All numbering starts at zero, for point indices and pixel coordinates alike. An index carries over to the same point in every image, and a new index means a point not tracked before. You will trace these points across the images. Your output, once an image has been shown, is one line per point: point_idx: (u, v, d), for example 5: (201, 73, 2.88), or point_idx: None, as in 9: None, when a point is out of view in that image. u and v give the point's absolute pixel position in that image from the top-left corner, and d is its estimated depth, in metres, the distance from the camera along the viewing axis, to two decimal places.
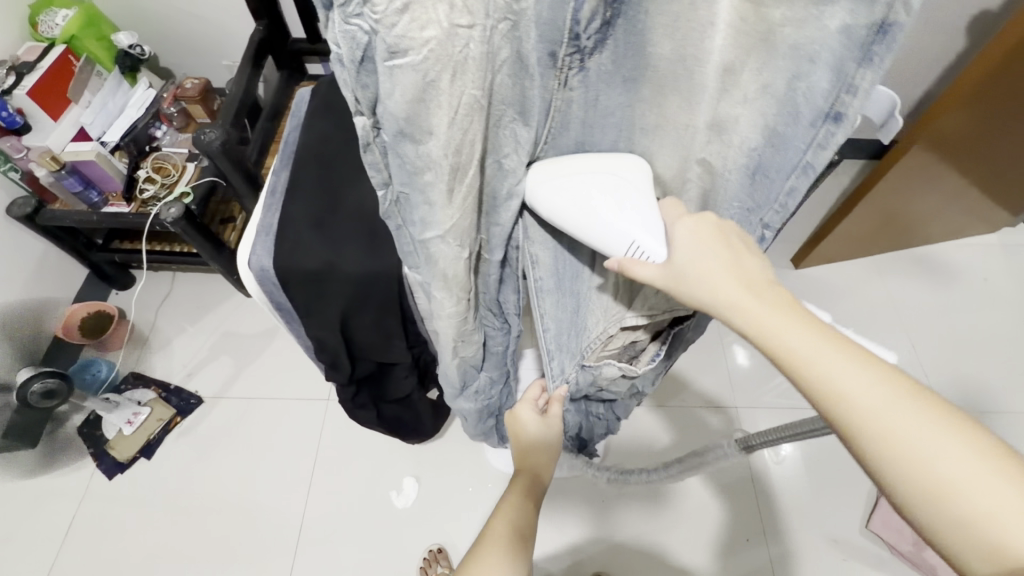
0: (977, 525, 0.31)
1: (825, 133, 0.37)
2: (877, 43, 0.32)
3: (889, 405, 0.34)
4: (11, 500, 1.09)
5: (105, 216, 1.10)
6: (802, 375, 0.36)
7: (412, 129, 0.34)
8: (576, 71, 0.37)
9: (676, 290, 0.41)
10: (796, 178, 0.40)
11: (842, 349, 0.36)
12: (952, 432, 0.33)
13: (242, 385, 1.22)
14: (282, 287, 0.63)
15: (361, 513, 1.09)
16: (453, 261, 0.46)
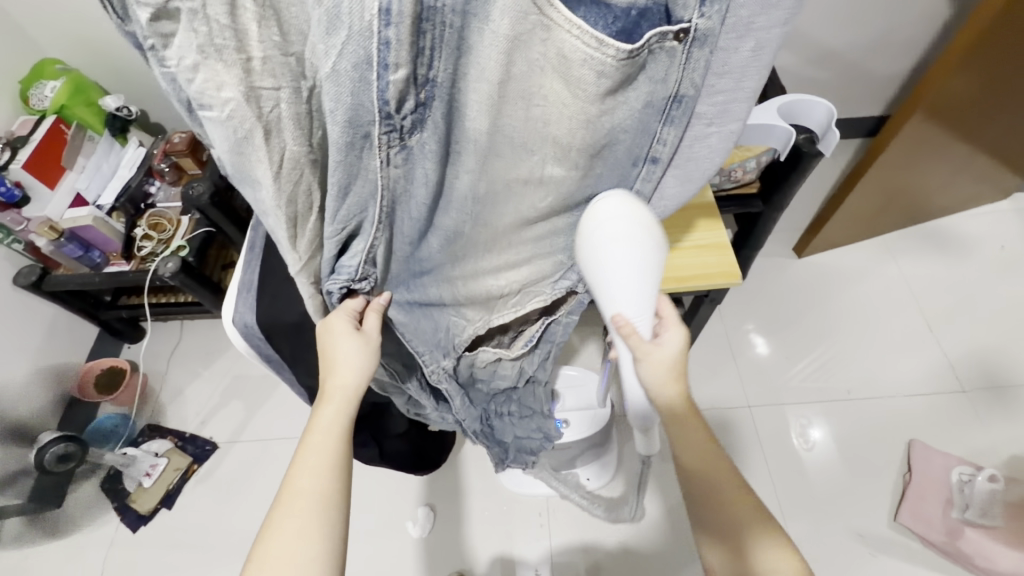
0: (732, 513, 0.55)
1: (648, 170, 0.44)
2: (674, 108, 0.39)
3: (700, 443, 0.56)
4: (38, 560, 1.11)
5: (108, 276, 1.13)
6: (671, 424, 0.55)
7: (240, 176, 0.36)
8: (398, 150, 0.35)
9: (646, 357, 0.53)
10: (629, 204, 0.46)
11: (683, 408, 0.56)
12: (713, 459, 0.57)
13: (255, 428, 1.23)
14: (270, 341, 0.63)
15: (380, 546, 1.09)
16: (310, 288, 0.48)
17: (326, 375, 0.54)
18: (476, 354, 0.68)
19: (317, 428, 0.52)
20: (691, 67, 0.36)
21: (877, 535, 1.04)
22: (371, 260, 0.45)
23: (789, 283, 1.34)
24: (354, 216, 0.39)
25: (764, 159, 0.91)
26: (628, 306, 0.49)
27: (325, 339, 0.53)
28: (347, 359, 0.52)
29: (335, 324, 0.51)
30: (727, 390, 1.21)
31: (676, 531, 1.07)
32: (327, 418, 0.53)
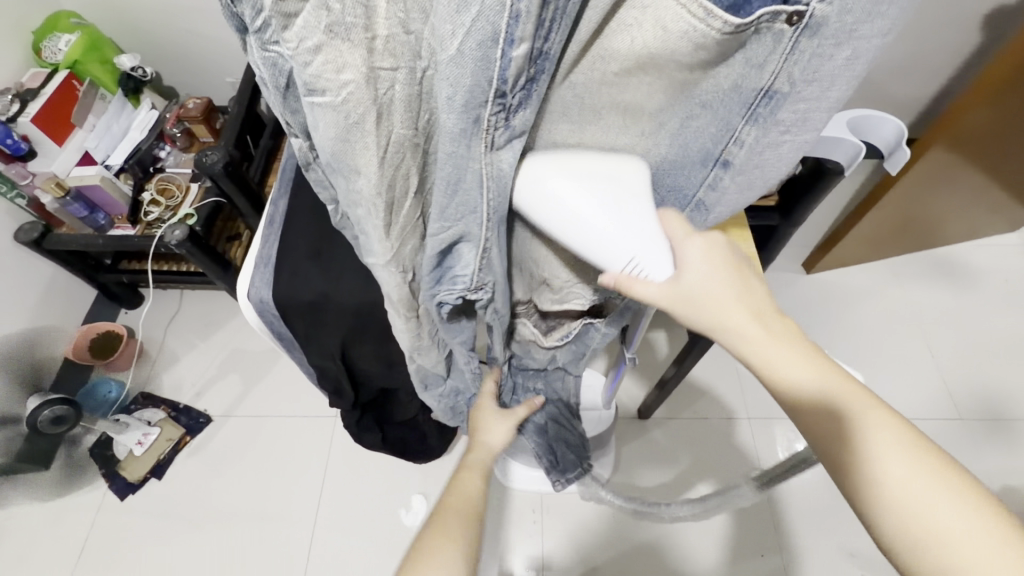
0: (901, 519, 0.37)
1: (716, 176, 0.41)
2: (763, 104, 0.34)
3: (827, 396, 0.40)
4: (23, 520, 1.09)
5: (111, 238, 1.10)
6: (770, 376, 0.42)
7: (340, 165, 0.33)
8: (503, 135, 0.30)
9: (678, 308, 0.41)
10: (692, 211, 0.44)
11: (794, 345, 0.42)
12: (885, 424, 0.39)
13: (250, 403, 1.22)
14: (282, 317, 0.62)
15: (371, 529, 1.08)
16: (397, 287, 0.44)
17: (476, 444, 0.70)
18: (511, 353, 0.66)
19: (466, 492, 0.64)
20: (794, 58, 0.31)
21: (863, 553, 1.05)
22: (482, 268, 0.40)
23: (796, 299, 1.34)
24: (462, 217, 0.35)
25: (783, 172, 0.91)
26: (609, 254, 0.38)
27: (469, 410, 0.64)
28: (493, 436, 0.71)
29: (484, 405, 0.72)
30: (726, 400, 1.21)
31: (668, 537, 1.08)
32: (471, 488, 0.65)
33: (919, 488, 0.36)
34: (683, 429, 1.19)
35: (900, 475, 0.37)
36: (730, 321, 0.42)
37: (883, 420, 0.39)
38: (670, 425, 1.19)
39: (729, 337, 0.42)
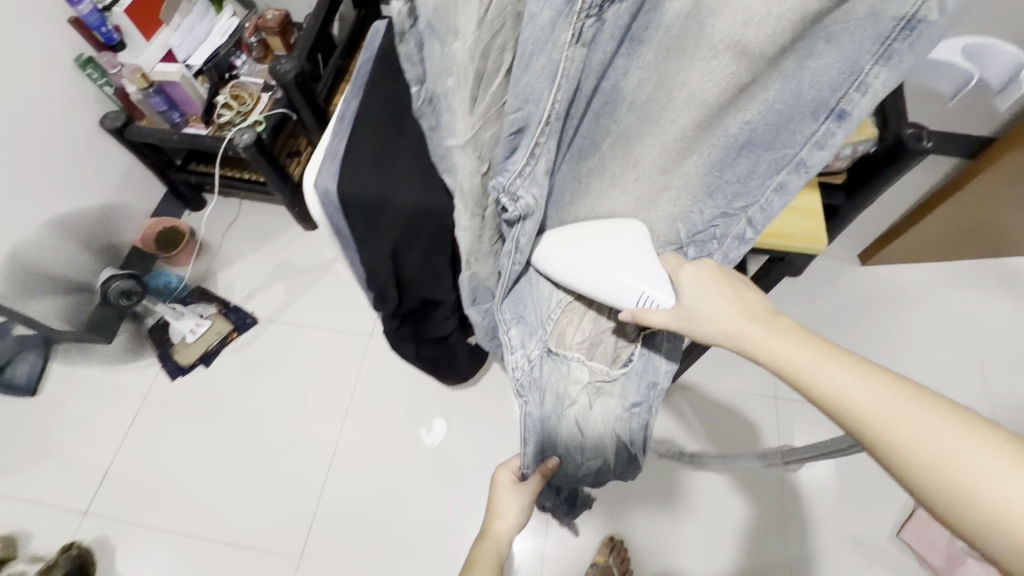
0: (964, 492, 0.35)
1: (828, 130, 0.46)
2: (899, 40, 0.39)
3: (856, 385, 0.41)
4: (85, 384, 1.20)
5: (184, 136, 1.15)
6: (796, 375, 0.45)
7: (441, 26, 0.38)
8: (594, 20, 0.35)
9: (684, 327, 0.53)
10: (788, 172, 0.51)
11: (809, 345, 0.46)
12: (918, 403, 0.39)
13: (293, 312, 1.29)
14: (343, 212, 0.64)
15: (393, 443, 1.13)
16: (469, 176, 0.47)
17: (490, 520, 0.73)
18: (563, 360, 0.73)
19: (479, 558, 0.68)
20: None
21: (872, 544, 1.04)
22: (532, 173, 0.43)
23: (843, 289, 1.30)
24: (529, 103, 0.38)
25: (860, 148, 0.96)
26: (618, 284, 0.56)
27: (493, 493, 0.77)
28: (506, 508, 0.74)
29: (501, 476, 0.77)
30: (754, 377, 1.20)
31: (675, 497, 1.09)
32: (487, 551, 0.69)
33: (956, 443, 0.36)
34: (705, 398, 1.19)
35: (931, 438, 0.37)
36: (734, 327, 0.50)
37: (913, 400, 0.39)
38: (693, 392, 1.20)
39: (739, 340, 0.50)
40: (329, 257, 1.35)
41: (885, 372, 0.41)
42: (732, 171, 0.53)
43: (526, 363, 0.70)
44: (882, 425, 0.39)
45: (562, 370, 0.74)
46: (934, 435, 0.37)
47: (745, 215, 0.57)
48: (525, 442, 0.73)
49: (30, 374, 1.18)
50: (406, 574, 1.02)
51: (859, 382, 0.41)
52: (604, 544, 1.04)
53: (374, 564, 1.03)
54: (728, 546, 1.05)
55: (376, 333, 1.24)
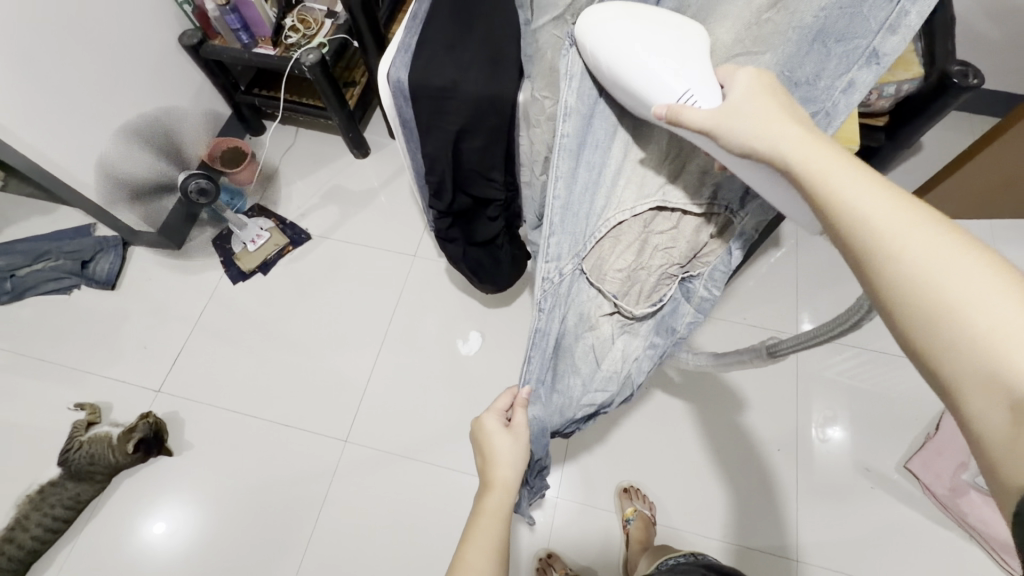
0: (990, 342, 0.30)
1: (900, 13, 0.48)
2: None
3: (885, 210, 0.37)
4: (159, 282, 1.34)
5: (255, 55, 1.23)
6: (819, 190, 0.40)
7: None
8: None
9: (718, 126, 0.48)
10: (860, 68, 0.51)
11: (856, 173, 0.40)
12: (959, 250, 0.33)
13: (344, 230, 1.38)
14: (412, 101, 0.71)
15: (431, 352, 1.23)
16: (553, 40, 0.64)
17: (489, 469, 0.61)
18: (596, 292, 0.70)
19: (487, 513, 0.58)
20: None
21: (881, 473, 1.10)
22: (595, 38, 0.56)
23: None
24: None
25: (904, 87, 0.97)
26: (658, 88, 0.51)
27: (478, 437, 0.64)
28: (503, 454, 0.62)
29: (488, 421, 0.64)
30: (775, 316, 1.26)
31: (691, 414, 1.17)
32: (495, 503, 0.59)
33: (977, 288, 0.32)
34: (724, 333, 1.25)
35: (947, 271, 0.33)
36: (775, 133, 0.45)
37: (950, 241, 0.34)
38: (715, 326, 1.26)
39: (770, 150, 0.45)
40: (379, 183, 1.44)
41: (891, 188, 0.38)
42: (801, 72, 0.54)
43: (558, 275, 0.65)
44: (888, 238, 0.35)
45: (589, 294, 0.70)
46: (957, 271, 0.33)
47: (810, 123, 0.55)
48: (529, 359, 0.64)
49: (110, 269, 1.32)
50: (439, 462, 1.13)
51: (891, 212, 0.36)
52: (625, 498, 1.09)
53: (411, 451, 1.14)
54: (737, 462, 1.13)
55: (420, 254, 1.33)
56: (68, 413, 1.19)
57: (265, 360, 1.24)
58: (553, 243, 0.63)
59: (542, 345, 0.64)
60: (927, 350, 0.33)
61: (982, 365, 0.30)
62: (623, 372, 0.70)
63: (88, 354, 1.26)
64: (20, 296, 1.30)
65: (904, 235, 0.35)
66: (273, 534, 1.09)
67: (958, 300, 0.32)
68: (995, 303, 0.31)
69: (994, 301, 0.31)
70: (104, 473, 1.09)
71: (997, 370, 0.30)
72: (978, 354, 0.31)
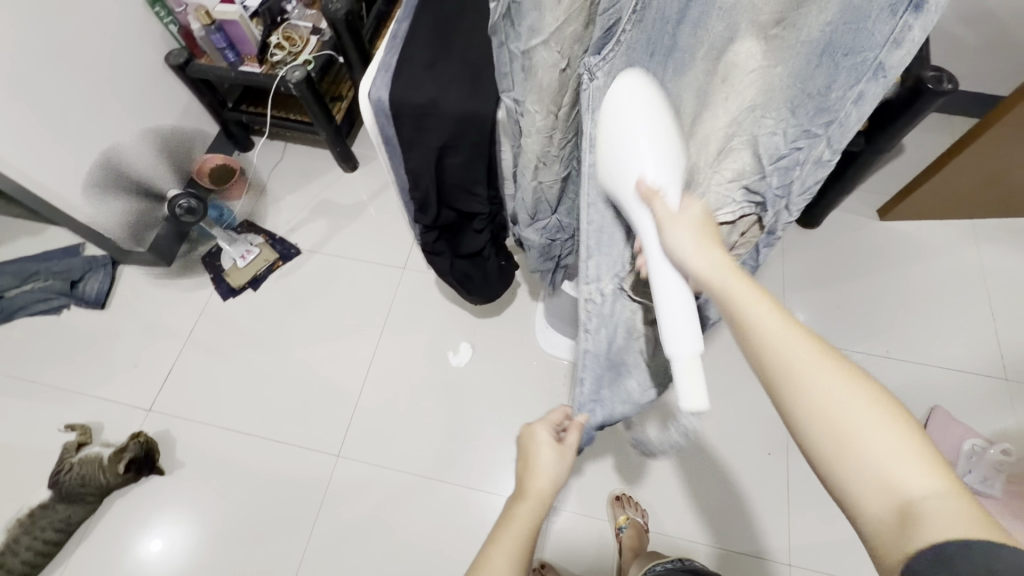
0: (886, 481, 0.36)
1: (904, 28, 0.46)
2: None
3: (808, 361, 0.41)
4: (149, 300, 1.34)
5: (241, 74, 1.24)
6: (746, 328, 0.45)
7: None
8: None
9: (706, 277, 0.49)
10: (867, 82, 0.51)
11: (780, 317, 0.44)
12: (868, 399, 0.39)
13: (333, 245, 1.39)
14: (393, 119, 0.72)
15: (422, 364, 1.24)
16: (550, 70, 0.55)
17: (529, 480, 0.63)
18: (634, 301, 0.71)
19: (516, 520, 0.58)
20: None
21: None
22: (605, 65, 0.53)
23: (860, 242, 1.34)
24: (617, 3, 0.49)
25: (880, 92, 0.99)
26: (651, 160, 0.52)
27: (528, 448, 0.66)
28: (548, 468, 0.64)
29: (540, 433, 0.67)
30: None
31: None
32: (525, 513, 0.59)
33: (888, 440, 0.37)
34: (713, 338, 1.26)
35: (843, 405, 0.39)
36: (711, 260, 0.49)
37: (866, 395, 0.39)
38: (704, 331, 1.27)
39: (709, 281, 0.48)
40: (367, 196, 1.44)
41: (806, 334, 0.43)
42: (812, 84, 0.53)
43: (599, 299, 0.68)
44: (798, 374, 0.41)
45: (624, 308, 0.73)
46: (849, 403, 0.39)
47: (827, 133, 0.56)
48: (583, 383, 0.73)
49: (100, 289, 1.32)
50: (431, 475, 1.13)
51: (800, 354, 0.42)
52: (617, 506, 1.09)
53: (403, 465, 1.14)
54: (728, 466, 1.13)
55: (409, 266, 1.34)
56: (59, 434, 1.19)
57: (256, 376, 1.24)
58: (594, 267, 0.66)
59: (592, 364, 0.72)
60: (838, 483, 0.39)
61: (888, 496, 0.36)
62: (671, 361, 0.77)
63: (78, 374, 1.25)
64: (9, 318, 1.30)
65: (807, 373, 0.41)
66: (265, 551, 1.08)
67: (851, 427, 0.38)
68: (874, 433, 0.38)
69: (877, 427, 0.38)
70: (96, 493, 1.09)
71: (890, 483, 0.36)
72: (869, 484, 0.37)
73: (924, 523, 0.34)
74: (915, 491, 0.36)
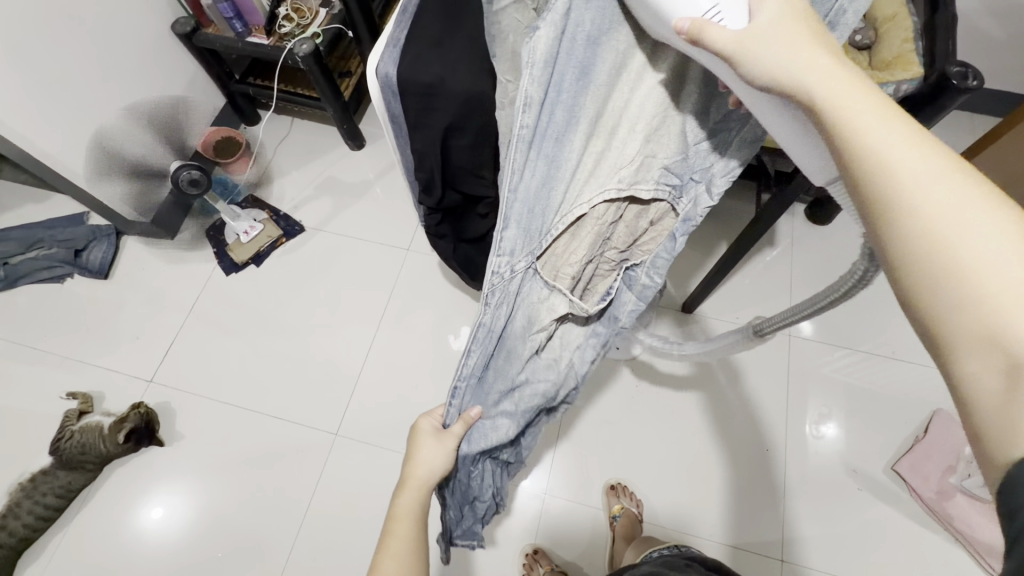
0: (987, 317, 0.30)
1: (839, 9, 0.45)
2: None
3: (936, 178, 0.33)
4: (152, 272, 1.33)
5: (248, 45, 1.21)
6: (861, 146, 0.36)
7: None
8: None
9: (740, 59, 0.40)
10: None
11: (922, 142, 0.35)
12: (1014, 249, 0.31)
13: (338, 222, 1.38)
14: (400, 97, 0.69)
15: (423, 346, 1.23)
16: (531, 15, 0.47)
17: (407, 469, 0.64)
18: (544, 283, 0.66)
19: (400, 516, 0.62)
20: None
21: (868, 473, 1.10)
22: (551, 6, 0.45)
23: None
24: None
25: (904, 87, 0.96)
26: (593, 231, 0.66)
27: (411, 436, 0.66)
28: (427, 456, 0.63)
29: (422, 424, 0.65)
30: (769, 315, 1.25)
31: (680, 411, 1.18)
32: (407, 506, 0.62)
33: (1015, 281, 0.30)
34: (716, 332, 1.25)
35: (953, 232, 0.32)
36: (800, 58, 0.39)
37: (1007, 234, 0.31)
38: (706, 324, 1.26)
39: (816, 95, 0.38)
40: (373, 174, 1.43)
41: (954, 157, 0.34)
42: None
43: (508, 273, 0.60)
44: (913, 206, 0.33)
45: (538, 290, 0.66)
46: (970, 228, 0.32)
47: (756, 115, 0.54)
48: (469, 353, 0.60)
49: (103, 259, 1.32)
50: None
51: (908, 153, 0.35)
52: (614, 495, 1.09)
53: (402, 446, 1.15)
54: (725, 460, 1.13)
55: (413, 247, 1.33)
56: (60, 401, 1.19)
57: (257, 351, 1.25)
58: (505, 242, 0.58)
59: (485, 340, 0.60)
60: (931, 317, 0.33)
61: (996, 351, 0.30)
62: (570, 364, 0.71)
63: (81, 343, 1.26)
64: (12, 284, 1.30)
65: (921, 180, 0.33)
66: (265, 526, 1.10)
67: (954, 235, 0.32)
68: (1005, 269, 0.30)
69: (1003, 265, 0.30)
70: (95, 461, 1.10)
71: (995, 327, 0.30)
72: (955, 337, 0.32)
73: None
74: None
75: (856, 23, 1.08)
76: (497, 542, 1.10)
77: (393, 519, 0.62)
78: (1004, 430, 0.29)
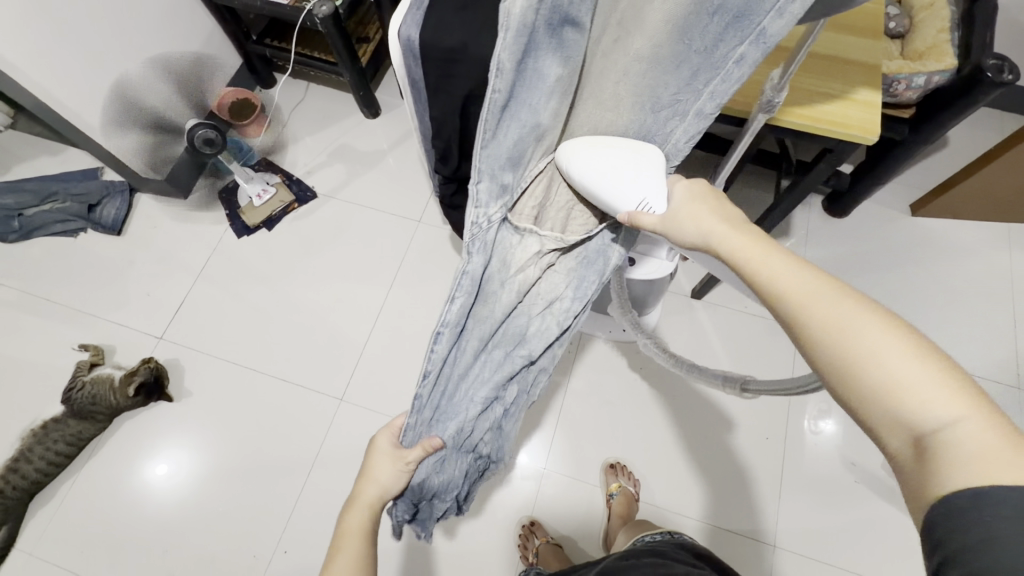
0: (891, 398, 0.35)
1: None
2: None
3: (818, 294, 0.41)
4: (165, 230, 1.34)
5: (267, 4, 1.19)
6: (758, 275, 0.45)
7: None
8: None
9: (670, 232, 0.53)
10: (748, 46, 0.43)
11: (796, 263, 0.44)
12: (889, 331, 0.37)
13: (350, 190, 1.37)
14: (421, 62, 0.68)
15: (430, 318, 1.24)
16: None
17: (358, 484, 0.60)
18: (520, 233, 0.62)
19: (347, 533, 0.58)
20: None
21: (866, 467, 1.11)
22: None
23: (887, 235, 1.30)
24: None
25: (935, 78, 0.94)
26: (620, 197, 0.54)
27: (368, 449, 0.61)
28: (381, 475, 0.59)
29: (380, 441, 0.60)
30: None
31: (682, 397, 1.18)
32: (357, 521, 0.59)
33: (919, 372, 0.35)
34: (723, 319, 1.25)
35: (852, 332, 0.38)
36: (709, 229, 0.50)
37: (890, 329, 0.37)
38: (713, 312, 1.25)
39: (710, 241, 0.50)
40: (388, 144, 1.42)
41: (819, 271, 0.43)
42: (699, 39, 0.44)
43: (486, 224, 0.56)
44: (806, 307, 0.41)
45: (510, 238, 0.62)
46: (861, 330, 0.38)
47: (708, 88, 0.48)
48: (452, 299, 0.54)
49: (117, 215, 1.33)
50: None
51: (789, 268, 0.44)
52: (612, 474, 1.11)
53: None
54: (723, 447, 1.14)
55: (425, 220, 1.32)
56: (72, 353, 1.22)
57: (266, 314, 1.26)
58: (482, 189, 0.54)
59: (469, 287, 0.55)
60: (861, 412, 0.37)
61: (906, 433, 0.35)
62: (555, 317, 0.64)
63: (93, 297, 1.27)
64: (27, 237, 1.32)
65: (814, 301, 0.41)
66: (266, 484, 1.12)
67: (855, 336, 0.38)
68: (890, 360, 0.36)
69: (895, 355, 0.36)
70: (106, 412, 1.13)
71: (908, 417, 0.35)
72: (876, 419, 0.37)
73: (941, 455, 0.33)
74: (932, 418, 0.34)
75: (892, 11, 1.04)
76: (494, 513, 1.12)
77: (345, 534, 0.58)
78: (927, 490, 0.34)
